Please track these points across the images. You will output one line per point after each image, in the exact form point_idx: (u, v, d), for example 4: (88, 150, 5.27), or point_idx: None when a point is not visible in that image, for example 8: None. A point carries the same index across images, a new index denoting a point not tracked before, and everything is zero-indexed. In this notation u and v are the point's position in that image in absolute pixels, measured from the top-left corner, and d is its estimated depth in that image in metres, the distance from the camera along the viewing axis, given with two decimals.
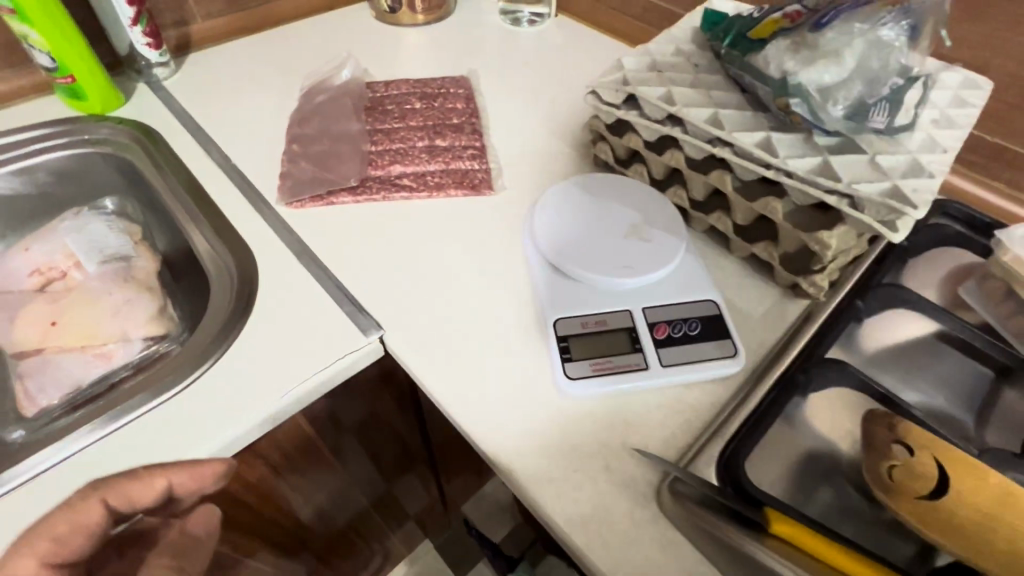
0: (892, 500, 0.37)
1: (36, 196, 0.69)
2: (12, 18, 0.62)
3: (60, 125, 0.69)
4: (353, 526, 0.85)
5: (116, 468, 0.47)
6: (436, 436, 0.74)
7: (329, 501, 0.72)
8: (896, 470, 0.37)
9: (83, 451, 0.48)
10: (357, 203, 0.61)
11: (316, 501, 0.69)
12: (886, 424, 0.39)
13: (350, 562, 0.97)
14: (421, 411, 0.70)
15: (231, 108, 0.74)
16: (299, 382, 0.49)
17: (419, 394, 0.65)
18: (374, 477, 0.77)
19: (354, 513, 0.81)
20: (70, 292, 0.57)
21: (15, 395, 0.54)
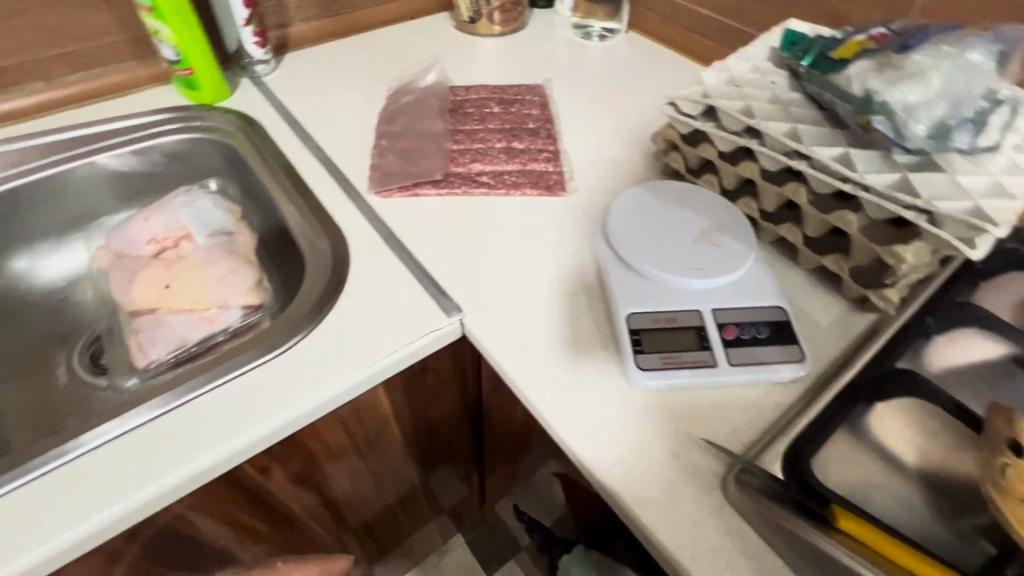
0: (996, 498, 0.37)
1: (149, 174, 0.77)
2: (149, 15, 0.69)
3: (175, 112, 0.76)
4: (398, 506, 0.88)
5: (223, 418, 0.51)
6: (488, 425, 0.77)
7: (385, 478, 0.76)
8: (1008, 469, 0.37)
9: (187, 403, 0.52)
10: (439, 196, 0.66)
11: (374, 475, 0.73)
12: (1006, 419, 0.39)
13: (388, 543, 1.00)
14: (478, 401, 0.73)
15: (323, 104, 0.80)
16: (383, 355, 0.53)
17: (479, 386, 0.69)
18: (427, 463, 0.82)
19: (402, 493, 0.84)
20: (181, 260, 0.63)
21: (130, 347, 0.60)
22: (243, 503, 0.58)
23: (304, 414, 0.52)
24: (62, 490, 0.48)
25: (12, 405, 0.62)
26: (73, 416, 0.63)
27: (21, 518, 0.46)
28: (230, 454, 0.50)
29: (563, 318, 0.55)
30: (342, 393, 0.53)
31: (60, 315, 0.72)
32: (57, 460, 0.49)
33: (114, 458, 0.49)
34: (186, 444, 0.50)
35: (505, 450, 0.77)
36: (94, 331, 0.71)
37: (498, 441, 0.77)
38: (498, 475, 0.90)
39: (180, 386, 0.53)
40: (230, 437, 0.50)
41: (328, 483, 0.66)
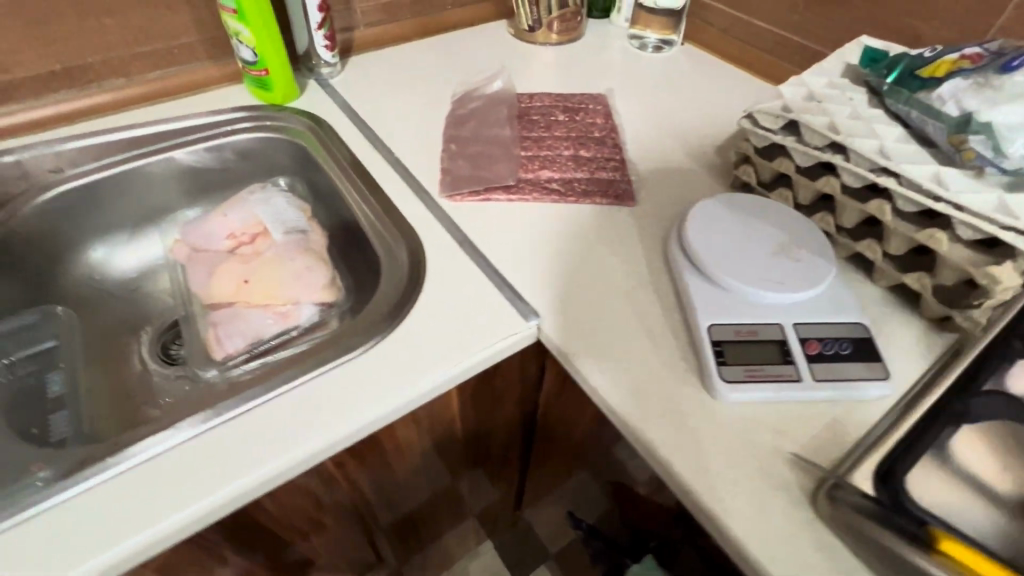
0: None
1: (220, 171, 0.78)
2: (232, 17, 0.71)
3: (250, 111, 0.78)
4: (441, 501, 0.89)
5: (308, 414, 0.51)
6: (541, 431, 0.77)
7: (436, 475, 0.77)
8: None
9: (262, 404, 0.52)
10: (509, 201, 0.66)
11: (428, 473, 0.74)
12: None
13: (425, 537, 1.02)
14: (534, 406, 0.74)
15: (390, 107, 0.81)
16: (463, 358, 0.54)
17: (539, 390, 0.70)
18: (475, 464, 0.82)
19: (448, 491, 0.85)
20: (259, 256, 0.64)
21: (206, 339, 0.61)
22: (313, 498, 0.59)
23: (387, 412, 0.52)
24: (138, 490, 0.46)
25: (90, 388, 0.63)
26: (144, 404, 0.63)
27: (97, 519, 0.45)
28: (309, 455, 0.50)
29: (639, 327, 0.55)
30: (424, 392, 0.53)
31: (130, 305, 0.73)
32: (133, 459, 0.47)
33: (189, 458, 0.48)
34: (264, 444, 0.49)
35: (557, 457, 0.77)
36: (172, 319, 0.73)
37: (551, 446, 0.77)
38: (542, 479, 0.90)
39: (254, 387, 0.52)
40: (310, 437, 0.50)
41: (388, 479, 0.67)
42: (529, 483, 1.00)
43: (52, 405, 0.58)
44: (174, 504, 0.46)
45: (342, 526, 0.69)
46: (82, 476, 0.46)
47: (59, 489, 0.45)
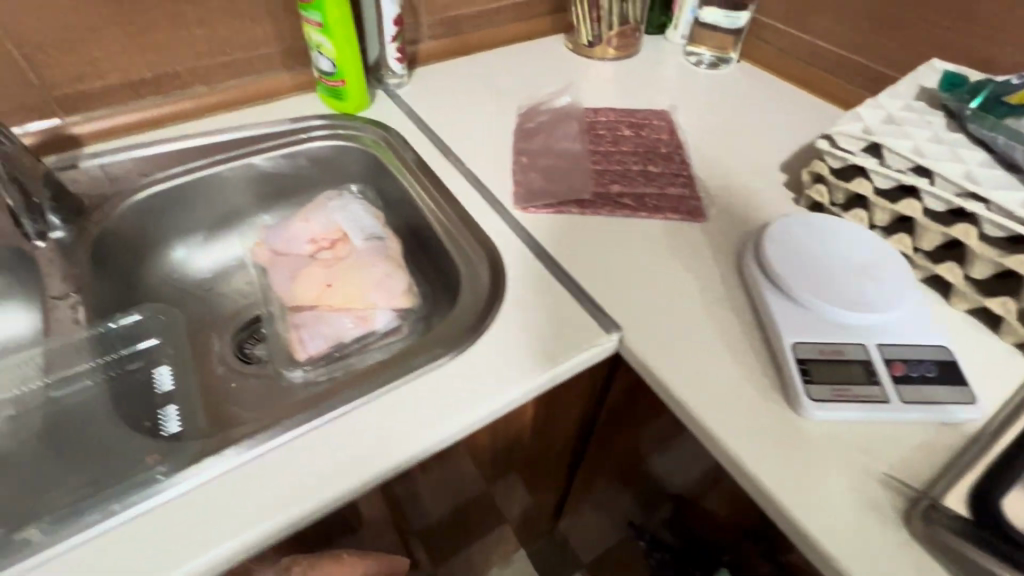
0: None
1: (294, 177, 0.81)
2: (315, 30, 0.74)
3: (326, 121, 0.81)
4: (493, 509, 0.91)
5: (405, 419, 0.51)
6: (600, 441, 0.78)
7: (495, 482, 0.78)
8: None
9: (359, 407, 0.51)
10: (583, 215, 0.68)
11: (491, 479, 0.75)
12: None
13: (470, 544, 1.03)
14: (596, 416, 0.75)
15: (458, 118, 0.83)
16: (550, 367, 0.54)
17: (603, 401, 0.71)
18: (532, 472, 0.83)
19: (502, 498, 0.86)
20: (341, 261, 0.66)
21: (290, 341, 0.63)
22: (392, 501, 0.60)
23: (481, 418, 0.52)
24: (242, 492, 0.45)
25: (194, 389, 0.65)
26: (226, 401, 0.65)
27: (201, 519, 0.44)
28: (404, 461, 0.49)
29: (719, 344, 0.56)
30: (516, 399, 0.53)
31: (207, 305, 0.75)
32: (236, 460, 0.46)
33: (291, 461, 0.47)
34: (362, 448, 0.49)
35: (615, 467, 0.78)
36: (251, 316, 0.75)
37: (610, 457, 0.78)
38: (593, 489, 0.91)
39: (350, 389, 0.52)
40: (411, 441, 0.49)
41: (457, 484, 0.68)
42: (576, 493, 1.01)
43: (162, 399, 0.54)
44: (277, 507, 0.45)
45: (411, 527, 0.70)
46: (189, 475, 0.45)
47: (167, 487, 0.44)
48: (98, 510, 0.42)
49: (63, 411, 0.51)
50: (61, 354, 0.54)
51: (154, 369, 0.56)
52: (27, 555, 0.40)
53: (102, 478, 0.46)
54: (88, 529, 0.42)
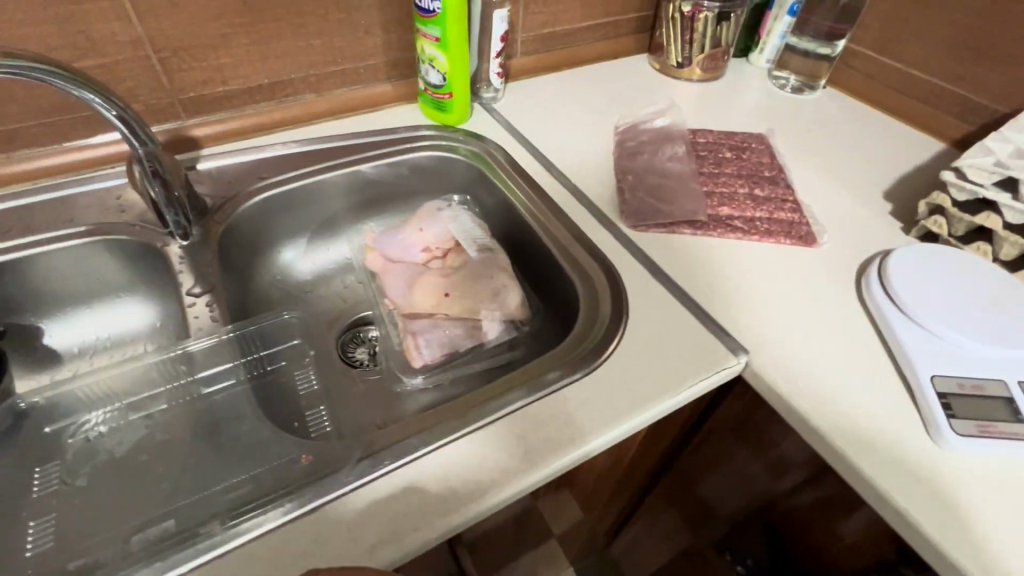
0: None
1: (396, 185, 0.82)
2: (432, 44, 0.75)
3: (431, 131, 0.83)
4: (567, 536, 0.89)
5: (538, 437, 0.49)
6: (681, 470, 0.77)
7: (583, 501, 0.77)
8: None
9: (482, 429, 0.49)
10: (694, 235, 0.68)
11: (579, 492, 0.75)
12: None
13: None
14: (683, 444, 0.74)
15: (556, 133, 0.85)
16: (575, 446, 0.48)
17: (696, 428, 0.70)
18: (612, 495, 0.82)
19: (578, 522, 0.85)
20: (458, 269, 0.68)
21: (405, 347, 0.64)
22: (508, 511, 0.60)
23: (612, 437, 0.50)
24: (395, 500, 0.44)
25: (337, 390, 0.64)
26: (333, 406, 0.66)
27: (361, 524, 0.43)
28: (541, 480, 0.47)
29: (849, 371, 0.56)
30: (654, 415, 0.52)
31: (309, 307, 0.76)
32: (388, 466, 0.46)
33: (427, 476, 0.46)
34: (492, 468, 0.47)
35: (701, 494, 0.77)
36: (352, 319, 0.75)
37: (694, 486, 0.76)
38: (663, 519, 0.89)
39: (481, 403, 0.50)
40: (543, 461, 0.47)
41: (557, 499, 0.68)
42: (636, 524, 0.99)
43: (308, 403, 0.56)
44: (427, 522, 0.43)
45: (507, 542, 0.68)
46: (348, 476, 0.45)
47: (325, 488, 0.44)
48: (270, 505, 0.43)
49: (214, 411, 0.53)
50: (212, 352, 0.55)
51: (296, 371, 0.58)
52: (206, 546, 0.40)
53: (262, 474, 0.46)
54: (260, 524, 0.41)
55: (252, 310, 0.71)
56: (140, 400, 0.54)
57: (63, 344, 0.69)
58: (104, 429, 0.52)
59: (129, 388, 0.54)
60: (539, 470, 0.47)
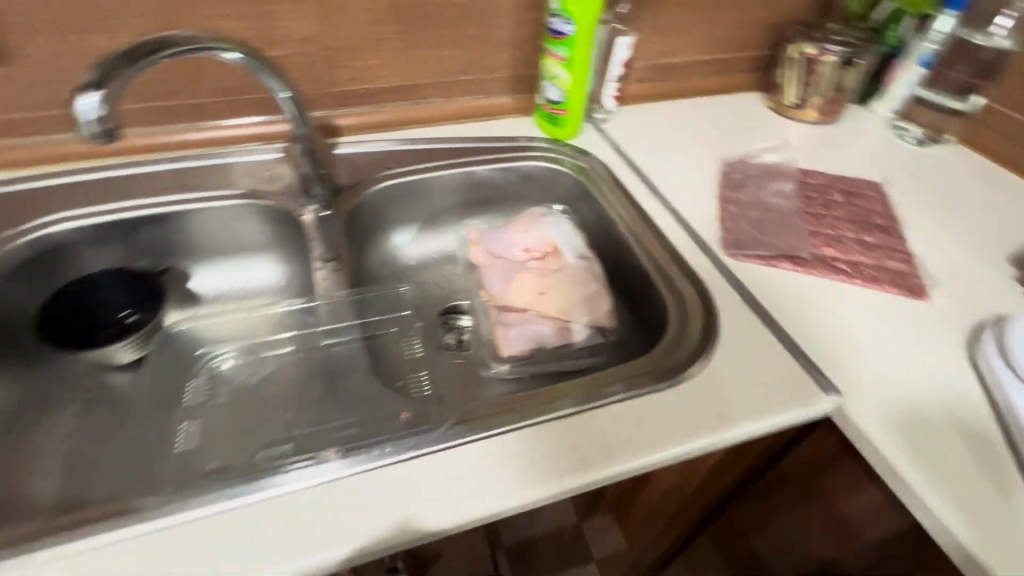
0: None
1: (503, 189, 0.88)
2: (557, 63, 0.81)
3: (544, 143, 0.88)
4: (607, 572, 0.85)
5: (614, 439, 0.50)
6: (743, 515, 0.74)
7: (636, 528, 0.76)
8: None
9: (563, 417, 0.52)
10: (795, 272, 0.68)
11: (635, 518, 0.73)
12: None
13: None
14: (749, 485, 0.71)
15: (662, 158, 0.87)
16: (635, 457, 0.49)
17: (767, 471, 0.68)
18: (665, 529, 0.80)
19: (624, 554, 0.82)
20: (555, 273, 0.72)
21: (496, 336, 0.68)
22: (570, 510, 0.62)
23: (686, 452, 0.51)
24: (479, 465, 0.48)
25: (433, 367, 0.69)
26: None
27: (449, 480, 0.47)
28: (616, 475, 0.49)
29: (950, 430, 0.54)
30: (733, 438, 0.52)
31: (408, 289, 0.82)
32: (477, 434, 0.50)
33: (501, 454, 0.49)
34: (563, 458, 0.49)
35: (761, 546, 0.74)
36: (449, 303, 0.80)
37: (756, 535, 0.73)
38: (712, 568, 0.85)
39: (567, 395, 0.53)
40: (612, 462, 0.49)
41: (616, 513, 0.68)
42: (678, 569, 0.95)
43: (413, 368, 0.62)
44: (508, 491, 0.46)
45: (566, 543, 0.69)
46: (442, 435, 0.49)
47: (419, 442, 0.49)
48: (375, 447, 0.48)
49: (331, 362, 0.62)
50: (334, 311, 0.65)
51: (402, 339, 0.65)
52: (319, 470, 0.46)
53: (368, 422, 0.52)
54: (364, 461, 0.47)
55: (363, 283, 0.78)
56: (268, 340, 0.64)
57: (201, 287, 0.79)
58: (240, 362, 0.61)
59: (265, 330, 0.65)
60: (609, 470, 0.49)
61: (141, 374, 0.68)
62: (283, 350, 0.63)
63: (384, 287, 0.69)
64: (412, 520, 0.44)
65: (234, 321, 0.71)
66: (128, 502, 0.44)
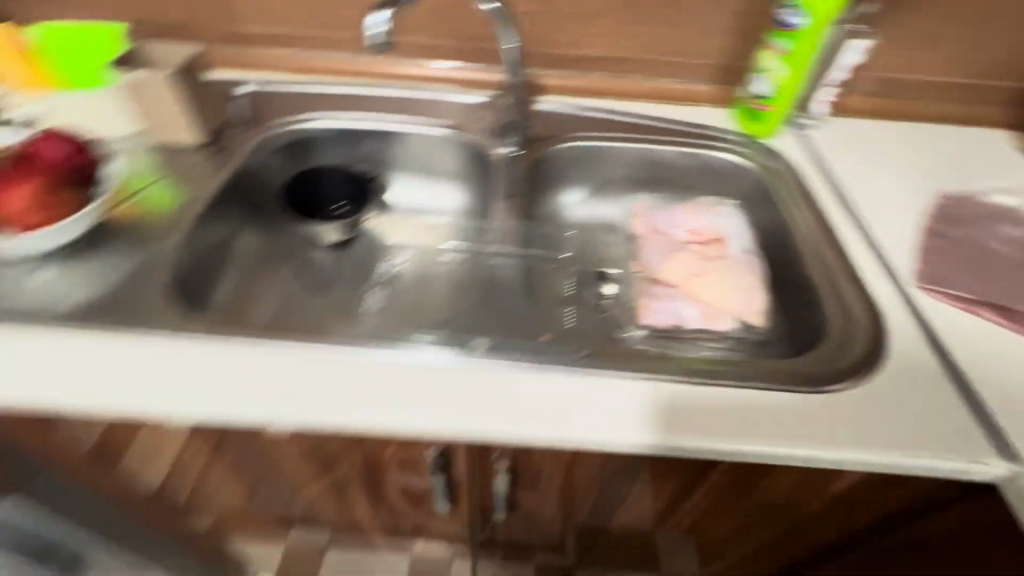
0: None
1: (680, 174, 0.88)
2: (776, 56, 0.78)
3: (736, 136, 0.87)
4: None
5: (736, 419, 0.51)
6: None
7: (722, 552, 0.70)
8: None
9: (685, 385, 0.53)
10: (1000, 325, 0.60)
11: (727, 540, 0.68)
12: None
13: None
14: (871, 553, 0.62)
15: (865, 176, 0.80)
16: (754, 442, 0.49)
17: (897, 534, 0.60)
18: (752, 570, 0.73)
19: None
20: (716, 260, 0.72)
21: (640, 303, 0.70)
22: (667, 489, 0.61)
23: (809, 456, 0.49)
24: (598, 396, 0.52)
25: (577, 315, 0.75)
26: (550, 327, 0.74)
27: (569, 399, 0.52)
28: (728, 452, 0.50)
29: None
30: (868, 463, 0.49)
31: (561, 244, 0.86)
32: (604, 370, 0.54)
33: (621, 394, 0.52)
34: (679, 417, 0.51)
35: None
36: (601, 267, 0.84)
37: None
38: None
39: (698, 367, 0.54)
40: (728, 438, 0.49)
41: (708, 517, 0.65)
42: None
43: (563, 301, 0.78)
44: (613, 429, 0.50)
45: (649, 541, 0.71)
46: (573, 362, 0.54)
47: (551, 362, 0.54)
48: (514, 354, 0.54)
49: (495, 278, 0.81)
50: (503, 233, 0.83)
51: (558, 275, 0.81)
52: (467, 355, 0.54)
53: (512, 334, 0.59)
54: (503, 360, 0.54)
55: (526, 227, 0.85)
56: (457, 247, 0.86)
57: (393, 199, 0.92)
58: (438, 258, 0.85)
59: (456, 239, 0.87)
60: (722, 444, 0.49)
61: (345, 253, 0.86)
62: (459, 253, 0.85)
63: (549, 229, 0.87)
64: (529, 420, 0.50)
65: (399, 220, 0.91)
66: (320, 333, 0.56)
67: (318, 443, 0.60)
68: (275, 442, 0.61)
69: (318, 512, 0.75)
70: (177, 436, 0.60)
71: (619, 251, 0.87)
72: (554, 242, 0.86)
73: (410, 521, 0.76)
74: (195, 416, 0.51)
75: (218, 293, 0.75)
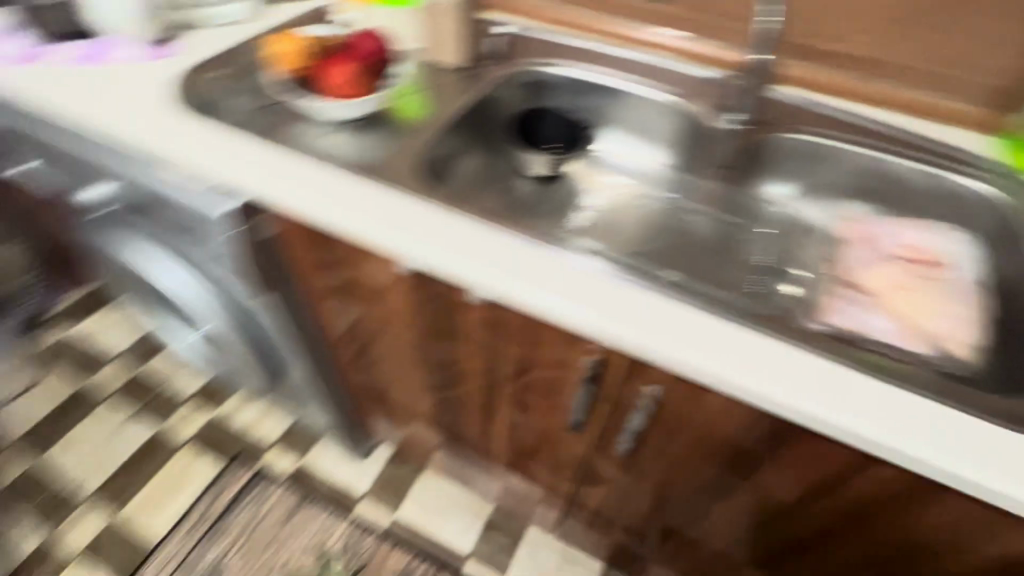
0: None
1: (905, 192, 0.82)
2: None
3: (990, 165, 0.77)
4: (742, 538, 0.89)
5: (886, 417, 0.54)
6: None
7: (806, 519, 0.76)
8: None
9: (839, 363, 0.57)
10: None
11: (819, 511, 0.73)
12: None
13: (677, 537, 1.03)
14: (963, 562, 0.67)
15: None
16: (899, 441, 0.52)
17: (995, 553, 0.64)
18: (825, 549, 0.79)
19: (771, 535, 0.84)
20: (928, 279, 0.73)
21: (828, 303, 0.74)
22: (786, 449, 0.67)
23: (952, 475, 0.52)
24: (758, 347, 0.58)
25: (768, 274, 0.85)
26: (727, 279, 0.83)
27: (727, 346, 0.58)
28: (862, 438, 0.53)
29: None
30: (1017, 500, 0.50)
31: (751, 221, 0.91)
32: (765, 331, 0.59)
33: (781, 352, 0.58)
34: (825, 395, 0.55)
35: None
36: (784, 260, 0.85)
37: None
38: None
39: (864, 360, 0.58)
40: (869, 428, 0.53)
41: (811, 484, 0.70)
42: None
43: (759, 266, 0.85)
44: (765, 382, 0.55)
45: (755, 508, 0.81)
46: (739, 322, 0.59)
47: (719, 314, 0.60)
48: (684, 297, 0.61)
49: (690, 232, 0.90)
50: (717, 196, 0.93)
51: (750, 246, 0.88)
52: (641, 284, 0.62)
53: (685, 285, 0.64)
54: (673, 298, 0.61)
55: (728, 198, 0.92)
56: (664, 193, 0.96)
57: (597, 147, 1.01)
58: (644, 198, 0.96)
59: (661, 186, 0.97)
60: (865, 434, 0.53)
61: (548, 186, 0.97)
62: (666, 199, 0.95)
63: (755, 197, 0.92)
64: (684, 352, 0.57)
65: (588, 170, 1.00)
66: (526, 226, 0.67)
67: (489, 314, 0.73)
68: (456, 303, 0.74)
69: (466, 379, 0.93)
70: (386, 276, 0.77)
71: (811, 249, 0.87)
72: (753, 212, 0.92)
73: (533, 415, 0.92)
74: (416, 259, 0.65)
75: (454, 178, 0.90)
